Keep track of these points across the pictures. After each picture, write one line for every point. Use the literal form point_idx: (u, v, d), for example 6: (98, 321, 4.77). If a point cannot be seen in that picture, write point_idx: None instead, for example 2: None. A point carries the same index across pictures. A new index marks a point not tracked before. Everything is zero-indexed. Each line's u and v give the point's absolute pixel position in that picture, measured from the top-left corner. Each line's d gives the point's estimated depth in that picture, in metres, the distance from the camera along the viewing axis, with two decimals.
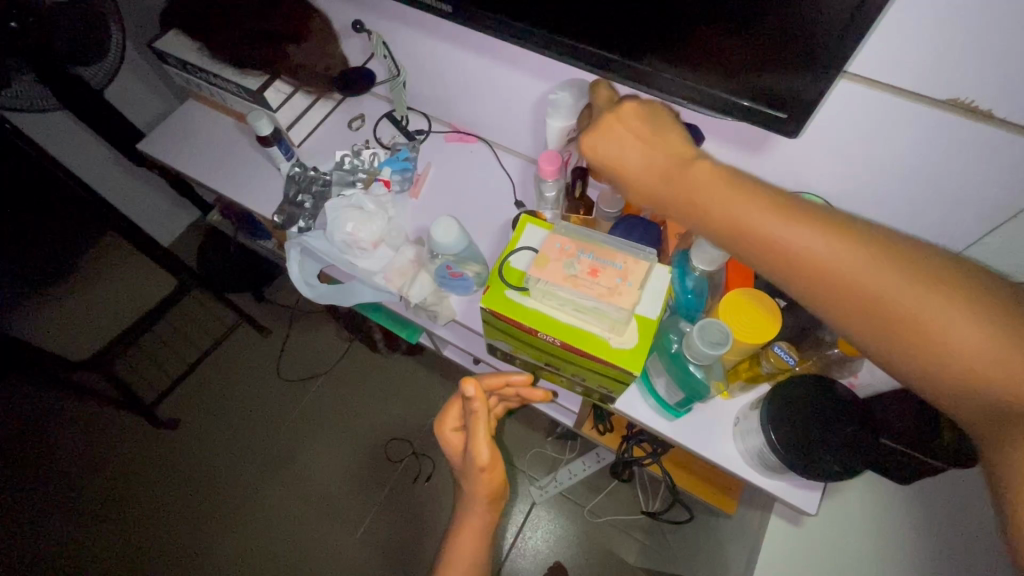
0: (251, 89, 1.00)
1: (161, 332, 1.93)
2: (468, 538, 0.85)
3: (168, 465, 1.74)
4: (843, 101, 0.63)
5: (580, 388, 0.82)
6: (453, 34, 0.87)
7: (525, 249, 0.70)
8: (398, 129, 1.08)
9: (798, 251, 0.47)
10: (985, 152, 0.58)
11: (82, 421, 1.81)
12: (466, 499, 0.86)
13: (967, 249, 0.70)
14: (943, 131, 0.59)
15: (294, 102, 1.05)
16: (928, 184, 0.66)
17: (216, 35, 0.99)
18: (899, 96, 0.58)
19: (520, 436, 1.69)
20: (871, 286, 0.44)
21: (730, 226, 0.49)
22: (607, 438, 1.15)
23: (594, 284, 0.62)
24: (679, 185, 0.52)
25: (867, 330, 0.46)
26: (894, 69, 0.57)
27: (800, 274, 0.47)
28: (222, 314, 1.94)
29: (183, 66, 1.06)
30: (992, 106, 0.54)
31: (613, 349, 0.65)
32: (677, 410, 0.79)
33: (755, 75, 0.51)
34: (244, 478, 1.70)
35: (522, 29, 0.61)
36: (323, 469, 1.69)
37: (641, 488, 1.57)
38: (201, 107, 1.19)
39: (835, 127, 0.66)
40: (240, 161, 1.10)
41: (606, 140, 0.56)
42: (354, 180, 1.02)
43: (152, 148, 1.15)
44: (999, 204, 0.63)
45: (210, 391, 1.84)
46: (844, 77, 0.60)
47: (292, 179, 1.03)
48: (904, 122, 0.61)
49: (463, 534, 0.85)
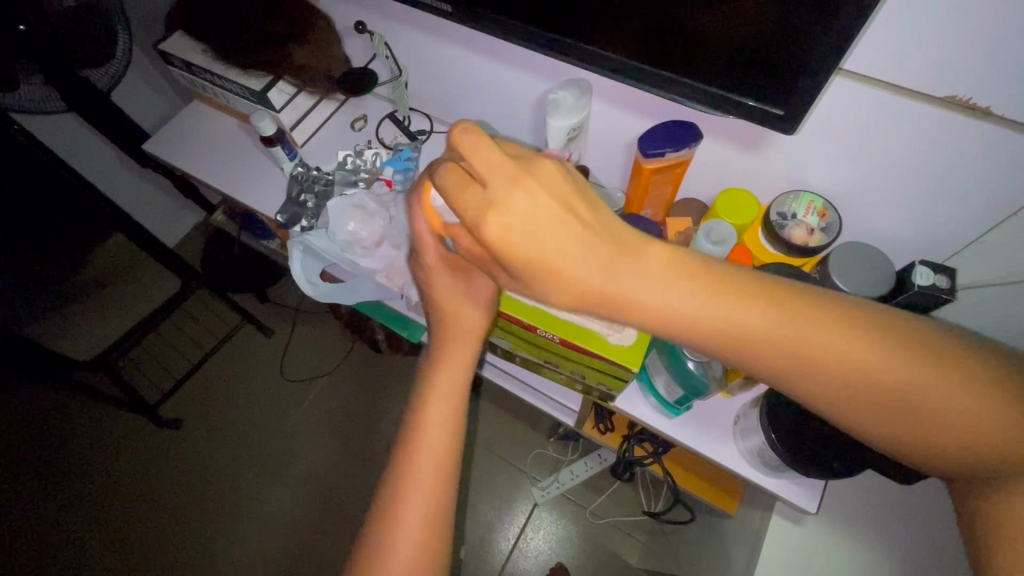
0: (256, 90, 1.01)
1: (165, 332, 1.94)
2: (447, 413, 0.63)
3: (171, 465, 1.75)
4: (839, 98, 0.63)
5: (580, 385, 0.82)
6: (455, 34, 0.88)
7: None
8: (400, 129, 1.09)
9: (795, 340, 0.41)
10: (984, 149, 0.58)
11: (87, 421, 1.83)
12: (436, 356, 0.65)
13: (948, 259, 0.74)
14: (940, 129, 0.59)
15: (297, 103, 1.06)
16: (926, 183, 0.66)
17: (221, 37, 1.01)
18: (895, 93, 0.59)
19: (522, 436, 1.69)
20: (844, 355, 0.41)
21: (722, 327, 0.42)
22: (608, 437, 1.14)
23: None
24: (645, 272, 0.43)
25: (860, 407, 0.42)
26: (889, 67, 0.57)
27: (805, 364, 0.42)
28: (226, 314, 1.96)
29: (188, 67, 1.08)
30: (989, 104, 0.55)
31: (613, 346, 0.65)
32: (677, 408, 0.79)
33: (753, 73, 0.51)
34: (247, 476, 1.71)
35: (522, 30, 0.62)
36: (325, 469, 1.70)
37: (642, 488, 1.58)
38: (206, 107, 1.20)
39: (831, 125, 0.66)
40: (243, 162, 1.11)
41: (543, 230, 0.43)
42: (356, 180, 1.02)
43: (158, 149, 1.16)
44: (997, 204, 0.63)
45: (212, 391, 1.85)
46: (839, 74, 0.60)
47: (295, 179, 1.05)
48: (898, 120, 0.61)
49: (434, 410, 0.63)
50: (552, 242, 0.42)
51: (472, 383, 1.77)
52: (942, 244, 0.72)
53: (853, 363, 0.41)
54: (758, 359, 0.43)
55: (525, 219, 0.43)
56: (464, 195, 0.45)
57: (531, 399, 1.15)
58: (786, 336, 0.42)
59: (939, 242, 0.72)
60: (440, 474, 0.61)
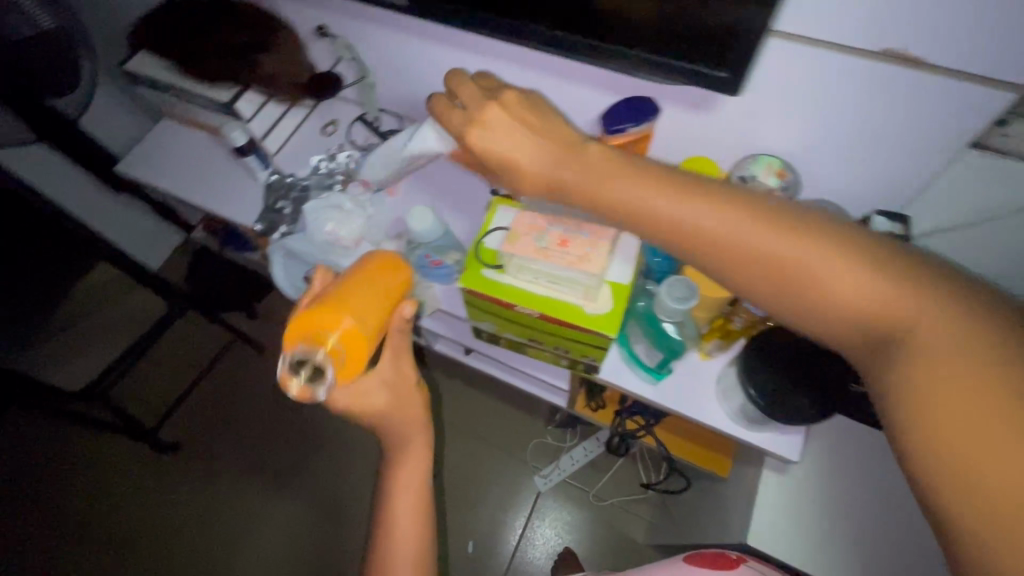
0: (223, 101, 1.02)
1: (156, 356, 1.94)
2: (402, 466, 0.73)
3: (173, 487, 1.75)
4: (777, 59, 0.66)
5: (565, 361, 0.84)
6: (415, 29, 0.90)
7: (497, 228, 0.71)
8: (370, 131, 1.11)
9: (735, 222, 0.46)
10: (921, 97, 0.62)
11: (83, 452, 1.82)
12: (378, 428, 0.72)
13: (905, 208, 0.77)
14: (880, 80, 0.62)
15: (267, 111, 1.08)
16: (873, 134, 0.69)
17: (187, 52, 1.02)
18: (831, 50, 0.62)
19: (521, 426, 1.72)
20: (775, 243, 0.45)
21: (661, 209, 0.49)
22: (600, 414, 1.18)
23: (567, 254, 0.65)
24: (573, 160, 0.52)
25: (756, 282, 0.46)
26: (823, 26, 0.60)
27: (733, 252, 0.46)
28: (218, 333, 1.96)
29: (155, 86, 1.09)
30: (921, 53, 0.58)
31: (589, 315, 0.67)
32: (659, 372, 0.81)
33: (697, 40, 0.53)
34: (252, 489, 1.72)
35: (482, 20, 0.64)
36: (329, 476, 1.71)
37: (642, 464, 1.61)
38: (177, 125, 1.21)
39: (778, 87, 0.69)
40: (217, 175, 1.12)
41: (493, 127, 0.56)
42: (331, 183, 1.05)
43: (133, 169, 1.16)
44: (939, 149, 0.67)
45: (209, 410, 1.85)
46: (773, 36, 0.63)
47: (271, 187, 1.06)
48: (840, 74, 0.64)
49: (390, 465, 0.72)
50: (505, 141, 0.55)
51: (468, 379, 1.80)
52: (898, 194, 0.76)
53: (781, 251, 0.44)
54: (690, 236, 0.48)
55: (495, 120, 0.56)
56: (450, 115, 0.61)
57: (523, 383, 1.18)
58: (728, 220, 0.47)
59: (895, 193, 0.76)
60: (409, 440, 0.74)
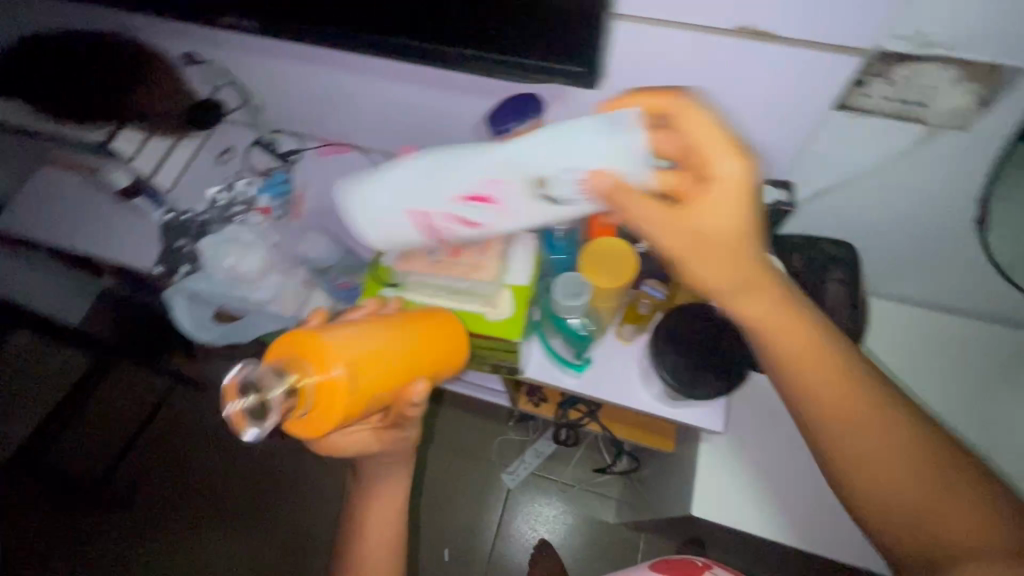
0: (99, 142, 0.95)
1: (90, 412, 1.75)
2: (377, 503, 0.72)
3: (121, 552, 1.58)
4: (625, 42, 0.68)
5: (490, 366, 0.83)
6: (295, 52, 0.87)
7: (390, 245, 0.71)
8: (270, 155, 1.04)
9: (828, 390, 0.51)
10: (780, 68, 0.65)
11: (10, 528, 1.62)
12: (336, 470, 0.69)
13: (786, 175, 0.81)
14: (740, 55, 0.64)
15: (151, 147, 1.00)
16: (744, 107, 0.72)
17: (56, 95, 0.95)
18: (687, 30, 0.64)
19: (483, 426, 1.69)
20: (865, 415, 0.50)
21: (789, 351, 0.53)
22: (543, 409, 1.19)
23: (459, 265, 0.68)
24: (752, 263, 0.52)
25: (847, 446, 0.50)
26: (655, 4, 0.62)
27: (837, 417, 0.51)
28: (156, 378, 1.77)
29: (22, 132, 1.00)
30: (770, 26, 0.60)
31: (491, 322, 0.69)
32: (578, 363, 0.82)
33: (543, 41, 0.59)
34: (210, 544, 1.57)
35: (352, 39, 0.66)
36: (292, 516, 1.57)
37: (603, 448, 1.62)
38: (54, 169, 1.11)
39: (648, 72, 0.71)
40: (107, 221, 1.05)
41: (716, 191, 0.48)
42: (233, 214, 0.99)
43: (10, 224, 1.07)
44: (806, 114, 0.70)
45: (152, 465, 1.67)
46: (618, 20, 0.65)
47: (168, 227, 1.00)
48: (702, 52, 0.66)
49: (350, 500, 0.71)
50: (718, 209, 0.49)
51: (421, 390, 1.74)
52: (779, 162, 0.79)
53: (866, 429, 0.50)
54: (799, 385, 0.53)
55: (722, 184, 0.48)
56: (676, 127, 0.49)
57: (463, 391, 1.17)
58: (824, 385, 0.52)
59: (776, 162, 0.80)
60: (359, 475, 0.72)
